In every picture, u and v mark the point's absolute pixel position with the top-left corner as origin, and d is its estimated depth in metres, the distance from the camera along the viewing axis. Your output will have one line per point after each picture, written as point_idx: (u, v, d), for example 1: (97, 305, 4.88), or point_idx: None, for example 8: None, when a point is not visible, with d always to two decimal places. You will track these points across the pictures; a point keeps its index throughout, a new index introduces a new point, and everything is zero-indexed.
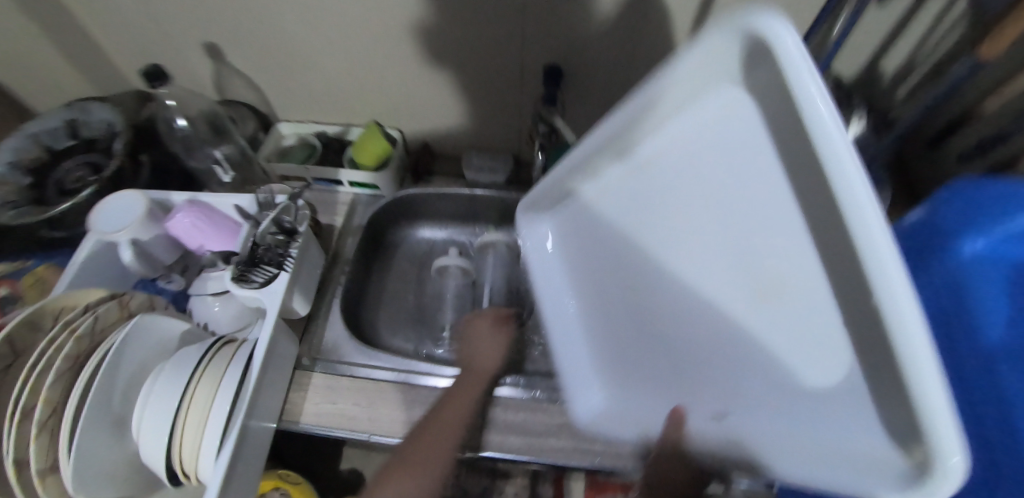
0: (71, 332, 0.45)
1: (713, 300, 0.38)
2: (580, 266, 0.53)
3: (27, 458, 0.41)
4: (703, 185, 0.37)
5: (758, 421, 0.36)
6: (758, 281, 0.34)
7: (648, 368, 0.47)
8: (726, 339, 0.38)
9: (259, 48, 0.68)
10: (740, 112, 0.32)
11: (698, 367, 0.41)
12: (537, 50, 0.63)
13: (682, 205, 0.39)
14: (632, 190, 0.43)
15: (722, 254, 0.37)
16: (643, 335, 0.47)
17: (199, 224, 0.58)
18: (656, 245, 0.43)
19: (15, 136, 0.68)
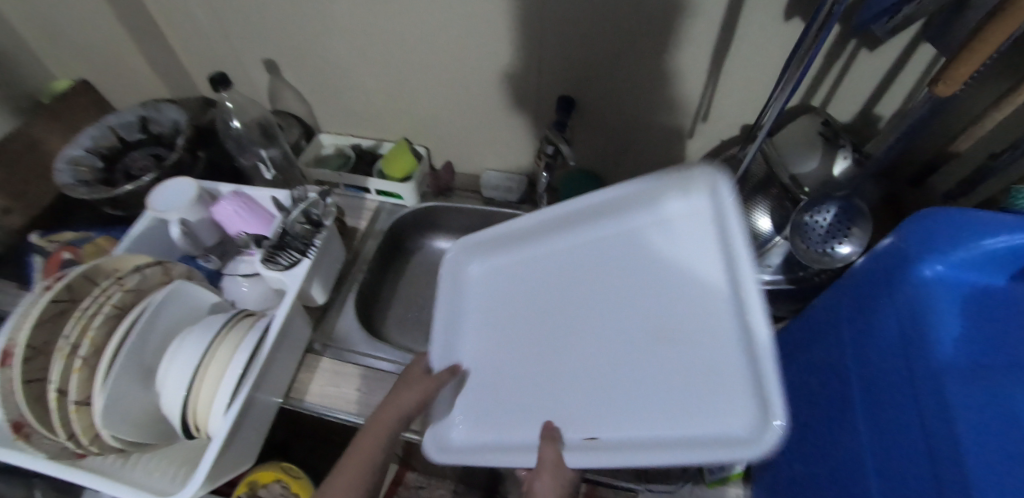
0: (120, 286, 0.52)
1: (614, 341, 0.49)
2: (494, 307, 0.60)
3: (67, 389, 0.47)
4: (622, 257, 0.53)
5: (628, 434, 0.44)
6: (627, 328, 0.49)
7: (526, 399, 0.52)
8: (615, 374, 0.47)
9: (310, 65, 0.78)
10: (701, 216, 0.48)
11: (588, 393, 0.48)
12: (553, 81, 0.70)
13: (590, 272, 0.54)
14: (583, 255, 0.55)
15: (628, 297, 0.50)
16: (530, 367, 0.53)
17: (241, 213, 0.65)
18: (586, 294, 0.53)
19: (96, 126, 0.78)
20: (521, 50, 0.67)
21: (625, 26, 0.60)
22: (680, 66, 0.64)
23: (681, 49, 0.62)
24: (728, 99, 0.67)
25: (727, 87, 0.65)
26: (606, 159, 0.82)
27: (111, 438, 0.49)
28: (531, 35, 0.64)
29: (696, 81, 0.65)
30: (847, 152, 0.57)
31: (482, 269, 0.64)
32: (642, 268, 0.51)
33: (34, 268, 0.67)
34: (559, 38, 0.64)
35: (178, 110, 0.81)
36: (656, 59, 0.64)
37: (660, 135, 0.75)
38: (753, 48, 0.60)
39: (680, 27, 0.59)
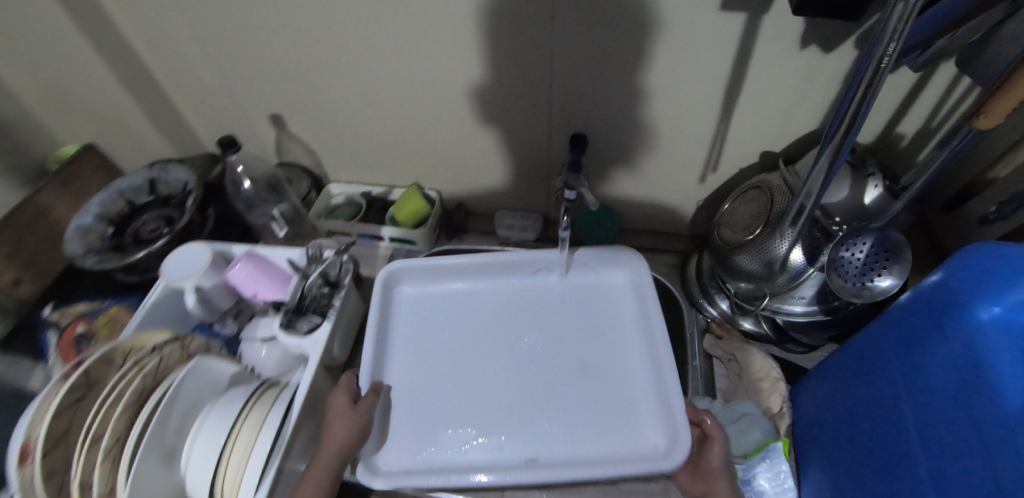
0: (138, 369, 0.50)
1: (539, 369, 0.60)
2: (433, 335, 0.64)
3: (88, 486, 0.45)
4: (566, 310, 0.65)
5: (556, 452, 0.54)
6: (559, 361, 0.61)
7: (470, 422, 0.57)
8: (551, 402, 0.57)
9: (317, 118, 0.77)
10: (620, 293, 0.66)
11: (537, 420, 0.56)
12: (564, 120, 0.69)
13: (529, 313, 0.66)
14: (514, 301, 0.67)
15: (555, 335, 0.63)
16: (479, 395, 0.59)
17: (255, 275, 0.63)
18: (533, 334, 0.64)
19: (104, 192, 0.78)
20: (530, 92, 0.66)
21: (635, 64, 0.59)
22: (693, 99, 0.63)
23: (694, 83, 0.60)
24: (744, 128, 0.65)
25: (743, 117, 0.64)
26: (620, 193, 0.80)
27: None
28: (540, 76, 0.63)
29: (711, 113, 0.64)
30: (877, 180, 0.54)
31: (415, 295, 0.68)
32: (579, 314, 0.64)
33: (48, 344, 0.66)
34: (568, 78, 0.63)
35: (186, 170, 0.80)
36: (669, 93, 0.62)
37: (676, 166, 0.73)
38: (769, 78, 0.58)
39: (693, 62, 0.58)
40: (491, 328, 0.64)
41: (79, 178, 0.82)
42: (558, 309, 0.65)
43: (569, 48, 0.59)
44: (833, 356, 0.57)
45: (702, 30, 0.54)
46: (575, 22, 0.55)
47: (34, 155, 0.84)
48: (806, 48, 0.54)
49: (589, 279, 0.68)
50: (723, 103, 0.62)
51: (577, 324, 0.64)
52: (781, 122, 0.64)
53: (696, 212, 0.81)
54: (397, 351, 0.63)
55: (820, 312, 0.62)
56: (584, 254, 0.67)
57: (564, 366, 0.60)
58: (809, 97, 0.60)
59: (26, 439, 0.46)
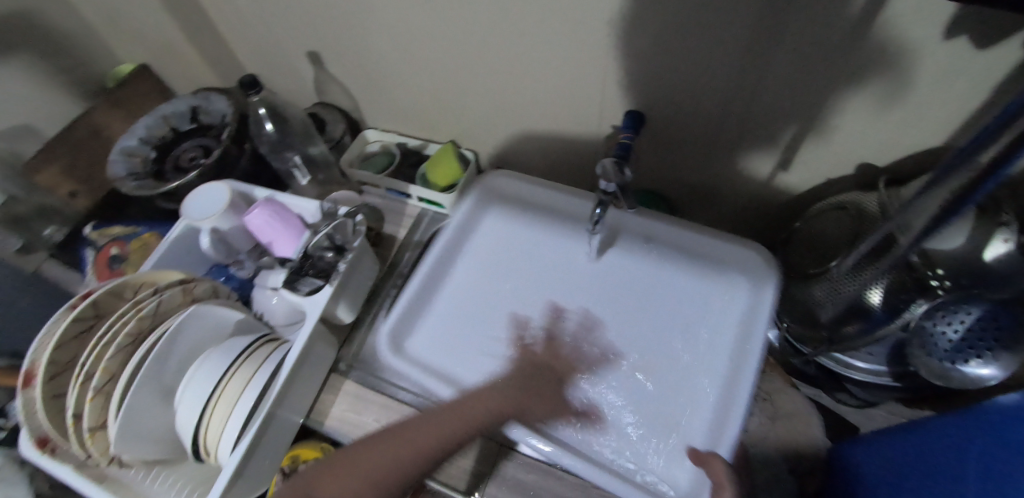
0: (136, 311, 0.52)
1: (600, 343, 0.56)
2: (506, 270, 0.62)
3: (84, 413, 0.49)
4: (658, 297, 0.56)
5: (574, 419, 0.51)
6: (626, 340, 0.55)
7: (506, 369, 0.55)
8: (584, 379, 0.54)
9: (354, 58, 0.72)
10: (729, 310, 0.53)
11: (539, 394, 0.52)
12: (617, 90, 0.59)
13: (616, 282, 0.59)
14: (597, 264, 0.60)
15: (638, 315, 0.56)
16: (533, 343, 0.57)
17: (271, 222, 0.61)
18: (614, 307, 0.57)
19: (150, 115, 0.78)
20: (581, 54, 0.56)
21: (711, 35, 0.48)
22: (779, 88, 0.51)
23: (784, 68, 0.48)
24: (840, 130, 0.53)
25: (843, 117, 0.51)
26: (676, 183, 0.70)
27: (129, 459, 0.51)
28: (595, 38, 0.53)
29: (801, 106, 0.52)
30: (1010, 234, 0.41)
31: (497, 222, 0.64)
32: (674, 315, 0.55)
33: (88, 261, 0.70)
34: (628, 46, 0.52)
35: (226, 102, 0.78)
36: (750, 76, 0.50)
37: (745, 163, 0.62)
38: (888, 72, 0.45)
39: (786, 41, 0.45)
40: (571, 289, 0.59)
41: (134, 98, 0.84)
42: (653, 296, 0.57)
43: (631, 7, 0.48)
44: (908, 428, 0.47)
45: (805, 3, 0.42)
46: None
47: (96, 69, 0.86)
48: (953, 39, 0.40)
49: (704, 272, 0.55)
50: (817, 96, 0.50)
51: (673, 311, 0.55)
52: (892, 128, 0.50)
53: (763, 216, 0.69)
54: (466, 272, 0.63)
55: (887, 374, 0.53)
56: (717, 245, 0.54)
57: (634, 349, 0.54)
58: (938, 100, 0.46)
59: (31, 363, 0.50)
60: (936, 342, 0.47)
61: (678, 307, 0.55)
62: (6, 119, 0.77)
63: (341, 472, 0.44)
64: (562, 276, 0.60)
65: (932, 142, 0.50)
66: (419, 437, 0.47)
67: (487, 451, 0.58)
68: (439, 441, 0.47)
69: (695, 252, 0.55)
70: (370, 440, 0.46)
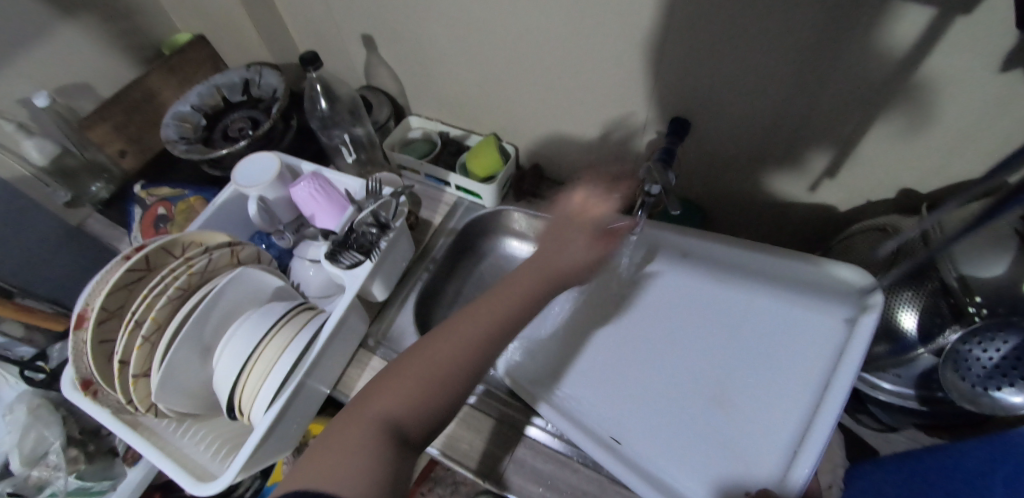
0: (187, 268, 0.54)
1: (686, 375, 0.57)
2: (606, 299, 0.65)
3: (129, 360, 0.51)
4: (763, 330, 0.57)
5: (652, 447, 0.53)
6: (711, 374, 0.56)
7: (596, 394, 0.58)
8: (676, 412, 0.55)
9: (407, 45, 0.73)
10: (834, 337, 0.54)
11: (633, 411, 0.56)
12: (666, 99, 0.60)
13: (707, 314, 0.60)
14: (690, 296, 0.62)
15: (726, 348, 0.58)
16: (624, 372, 0.59)
17: (316, 196, 0.63)
18: (720, 342, 0.58)
19: (203, 84, 0.81)
20: (634, 60, 0.57)
21: (765, 51, 0.49)
22: (827, 108, 0.51)
23: (835, 90, 0.49)
24: (885, 153, 0.53)
25: (889, 139, 0.52)
26: (713, 194, 0.71)
27: (165, 408, 0.52)
28: (649, 44, 0.54)
29: (850, 128, 0.52)
30: None
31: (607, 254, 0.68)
32: (783, 347, 0.55)
33: (135, 218, 0.72)
34: (679, 54, 0.54)
35: (277, 77, 0.80)
36: (800, 94, 0.51)
37: (785, 178, 0.62)
38: (941, 98, 0.45)
39: (841, 62, 0.46)
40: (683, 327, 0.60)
41: (187, 67, 0.86)
42: (760, 330, 0.57)
43: (689, 16, 0.49)
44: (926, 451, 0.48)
45: (865, 26, 0.43)
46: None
47: (152, 35, 0.89)
48: (1010, 71, 0.41)
49: (811, 304, 0.56)
50: (866, 118, 0.51)
51: (759, 345, 0.56)
52: (939, 156, 0.51)
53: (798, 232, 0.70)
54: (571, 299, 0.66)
55: (913, 397, 0.52)
56: (825, 279, 0.55)
57: (716, 381, 0.56)
58: (991, 132, 0.46)
59: (85, 306, 0.52)
60: (967, 363, 0.46)
61: (766, 342, 0.56)
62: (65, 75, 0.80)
63: (376, 400, 0.43)
64: (657, 309, 0.63)
65: (979, 172, 0.50)
66: (463, 331, 0.48)
67: (507, 439, 0.59)
68: (473, 336, 0.47)
69: (791, 291, 0.57)
70: (401, 360, 0.46)
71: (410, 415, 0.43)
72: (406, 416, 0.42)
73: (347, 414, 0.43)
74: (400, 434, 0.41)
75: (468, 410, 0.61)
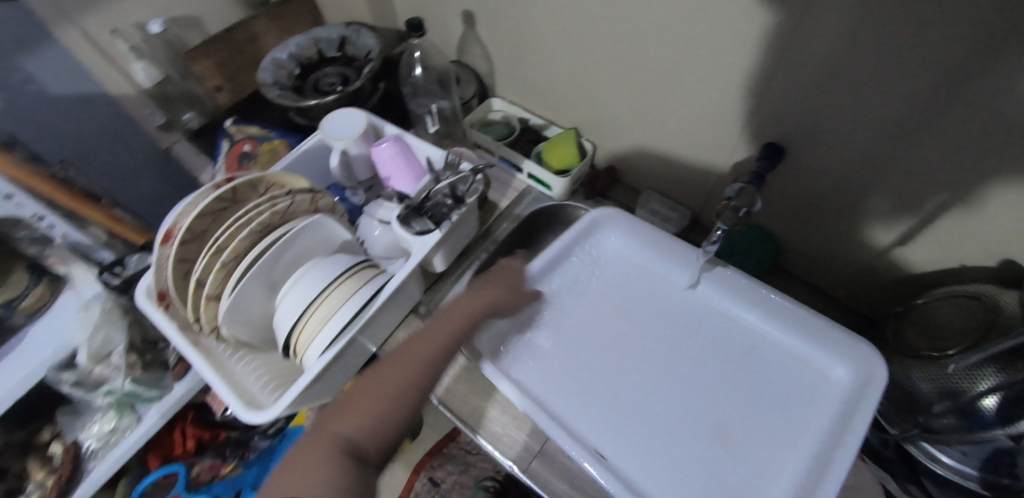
0: (271, 205, 0.56)
1: (672, 398, 0.52)
2: (600, 296, 0.60)
3: (205, 282, 0.53)
4: (742, 363, 0.54)
5: (640, 465, 0.48)
6: (699, 397, 0.52)
7: (576, 393, 0.53)
8: (668, 433, 0.50)
9: (508, 27, 0.73)
10: (834, 397, 0.50)
11: (629, 428, 0.50)
12: (767, 122, 0.57)
13: (691, 335, 0.56)
14: (688, 314, 0.58)
15: (715, 380, 0.53)
16: (610, 376, 0.54)
17: (396, 158, 0.65)
18: (695, 363, 0.54)
19: (303, 35, 0.84)
20: (744, 77, 0.55)
21: (886, 86, 0.46)
22: (943, 158, 0.48)
23: (956, 139, 0.46)
24: (1000, 216, 0.49)
25: (1006, 201, 0.47)
26: (792, 228, 0.68)
27: (229, 333, 0.55)
28: (760, 61, 0.52)
29: (971, 183, 0.48)
30: None
31: (615, 246, 0.65)
32: (782, 398, 0.51)
33: (222, 150, 0.76)
34: (791, 76, 0.51)
35: (374, 39, 0.82)
36: (915, 138, 0.48)
37: (877, 224, 0.59)
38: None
39: (969, 111, 0.43)
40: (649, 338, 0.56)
41: (290, 15, 0.89)
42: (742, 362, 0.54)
43: (811, 37, 0.47)
44: None
45: (1009, 77, 0.39)
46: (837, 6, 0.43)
47: None
48: None
49: (819, 356, 0.53)
50: (984, 176, 0.47)
51: (749, 381, 0.52)
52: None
53: (877, 283, 0.66)
54: (561, 289, 0.61)
55: (974, 479, 0.49)
56: (816, 321, 0.52)
57: (709, 409, 0.51)
58: None
59: (172, 225, 0.55)
60: None
61: (755, 378, 0.53)
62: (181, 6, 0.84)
63: (341, 418, 0.45)
64: (643, 320, 0.58)
65: None
66: (408, 361, 0.49)
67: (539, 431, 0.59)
68: (417, 362, 0.49)
69: (783, 332, 0.55)
70: (361, 382, 0.49)
71: (365, 435, 0.45)
72: (365, 442, 0.44)
73: (310, 437, 0.45)
74: (357, 455, 0.43)
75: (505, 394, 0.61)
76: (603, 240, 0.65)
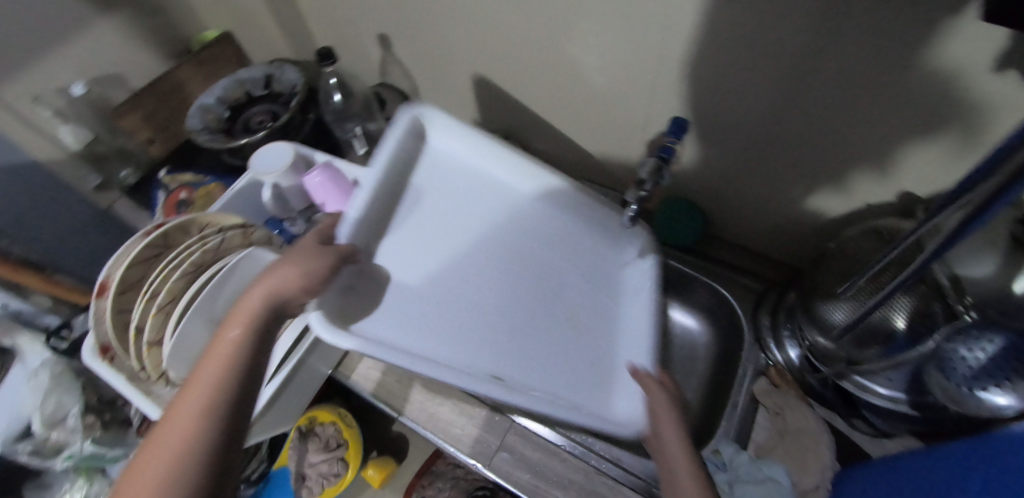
0: (202, 244, 0.57)
1: (519, 302, 0.51)
2: (423, 217, 0.53)
3: (144, 329, 0.54)
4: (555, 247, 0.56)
5: (530, 373, 0.48)
6: (547, 297, 0.53)
7: (439, 324, 0.47)
8: (534, 337, 0.50)
9: (421, 43, 0.77)
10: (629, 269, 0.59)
11: (502, 344, 0.48)
12: (668, 98, 0.61)
13: (519, 239, 0.55)
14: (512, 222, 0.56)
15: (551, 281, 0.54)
16: (459, 300, 0.49)
17: (327, 184, 0.66)
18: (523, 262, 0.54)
19: (229, 78, 0.85)
20: (637, 59, 0.58)
21: (758, 51, 0.49)
22: (827, 112, 0.51)
23: (832, 91, 0.48)
24: (891, 158, 0.51)
25: (886, 144, 0.50)
26: (715, 196, 0.71)
27: (176, 376, 0.56)
28: (644, 41, 0.55)
29: (851, 127, 0.51)
30: None
31: (439, 151, 0.58)
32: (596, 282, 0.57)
33: (159, 201, 0.77)
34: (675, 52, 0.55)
35: (298, 72, 0.84)
36: (797, 95, 0.51)
37: (790, 180, 0.62)
38: (934, 102, 0.44)
39: (834, 65, 0.46)
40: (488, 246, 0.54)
41: (215, 60, 0.91)
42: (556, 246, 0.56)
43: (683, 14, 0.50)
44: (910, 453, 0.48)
45: (856, 29, 0.42)
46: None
47: (185, 29, 0.94)
48: (1004, 72, 0.39)
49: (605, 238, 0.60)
50: (859, 119, 0.49)
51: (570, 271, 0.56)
52: (938, 166, 0.50)
53: (804, 236, 0.68)
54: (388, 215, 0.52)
55: (905, 402, 0.52)
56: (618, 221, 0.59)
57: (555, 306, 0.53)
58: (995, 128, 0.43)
59: (106, 278, 0.55)
60: (951, 366, 0.45)
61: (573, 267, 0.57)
62: (103, 66, 0.85)
63: None
64: (472, 235, 0.53)
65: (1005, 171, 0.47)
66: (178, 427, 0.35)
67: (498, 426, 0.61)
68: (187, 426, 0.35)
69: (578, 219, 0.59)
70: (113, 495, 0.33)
71: None
72: None
73: None
74: None
75: (463, 396, 0.63)
76: (429, 156, 0.57)
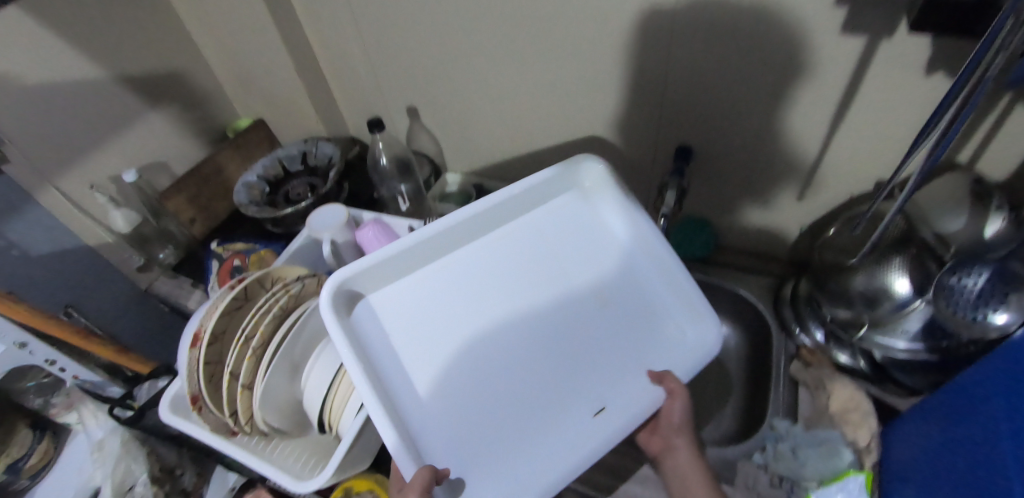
0: (285, 291, 0.61)
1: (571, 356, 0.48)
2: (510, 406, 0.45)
3: (239, 372, 0.56)
4: (559, 222, 0.54)
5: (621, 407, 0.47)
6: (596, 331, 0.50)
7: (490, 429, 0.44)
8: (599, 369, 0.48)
9: (446, 112, 0.91)
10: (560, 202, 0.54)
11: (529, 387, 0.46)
12: (674, 133, 0.76)
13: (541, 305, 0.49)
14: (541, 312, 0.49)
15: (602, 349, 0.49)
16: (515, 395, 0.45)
17: (378, 238, 0.71)
18: (579, 313, 0.50)
19: (268, 157, 0.93)
20: (656, 97, 0.72)
21: (731, 104, 0.68)
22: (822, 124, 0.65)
23: (793, 148, 0.70)
24: (835, 165, 0.69)
25: (869, 155, 0.66)
26: (715, 213, 0.85)
27: (262, 422, 0.58)
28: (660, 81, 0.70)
29: (821, 123, 0.65)
30: (1003, 213, 0.53)
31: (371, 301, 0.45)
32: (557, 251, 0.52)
33: (213, 269, 0.82)
34: (687, 90, 0.69)
35: (334, 146, 0.94)
36: (763, 149, 0.72)
37: (774, 190, 0.76)
38: (901, 122, 0.60)
39: (814, 90, 0.62)
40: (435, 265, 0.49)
41: (250, 143, 1.00)
42: (557, 222, 0.54)
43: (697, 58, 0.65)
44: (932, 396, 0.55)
45: (818, 57, 0.59)
46: (704, 37, 0.62)
47: (218, 120, 1.05)
48: (934, 74, 0.55)
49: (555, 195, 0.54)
50: (826, 126, 0.65)
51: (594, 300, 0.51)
52: (880, 152, 0.65)
53: (781, 235, 0.83)
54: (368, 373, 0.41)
55: (923, 351, 0.60)
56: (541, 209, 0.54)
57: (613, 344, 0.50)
58: (905, 123, 0.60)
59: (199, 328, 0.59)
60: (957, 294, 0.53)
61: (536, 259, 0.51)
62: (148, 155, 0.93)
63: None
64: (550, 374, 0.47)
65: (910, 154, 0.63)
66: None
67: None
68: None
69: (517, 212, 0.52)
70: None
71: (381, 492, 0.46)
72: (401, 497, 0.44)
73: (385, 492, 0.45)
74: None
75: None
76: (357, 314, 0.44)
